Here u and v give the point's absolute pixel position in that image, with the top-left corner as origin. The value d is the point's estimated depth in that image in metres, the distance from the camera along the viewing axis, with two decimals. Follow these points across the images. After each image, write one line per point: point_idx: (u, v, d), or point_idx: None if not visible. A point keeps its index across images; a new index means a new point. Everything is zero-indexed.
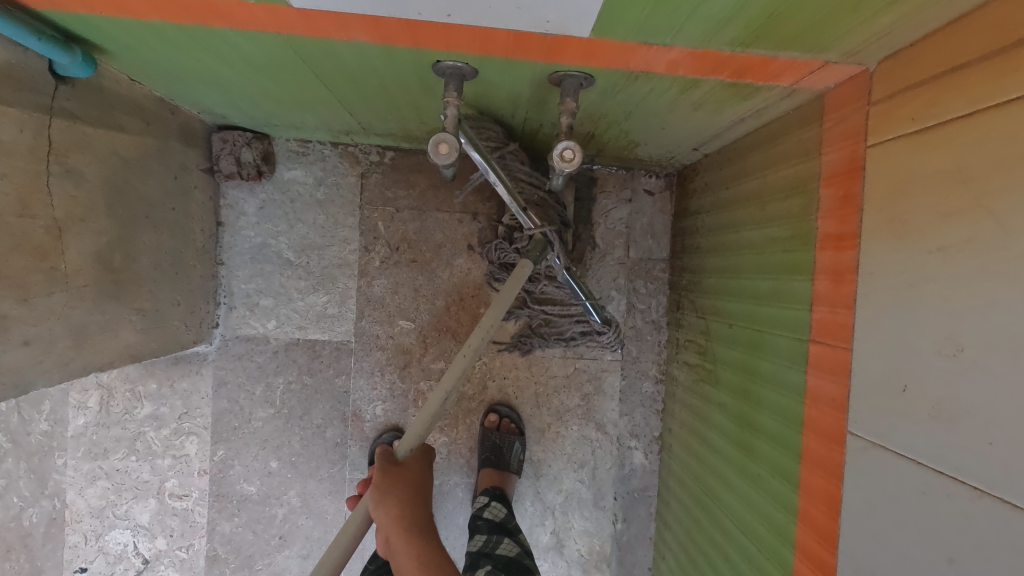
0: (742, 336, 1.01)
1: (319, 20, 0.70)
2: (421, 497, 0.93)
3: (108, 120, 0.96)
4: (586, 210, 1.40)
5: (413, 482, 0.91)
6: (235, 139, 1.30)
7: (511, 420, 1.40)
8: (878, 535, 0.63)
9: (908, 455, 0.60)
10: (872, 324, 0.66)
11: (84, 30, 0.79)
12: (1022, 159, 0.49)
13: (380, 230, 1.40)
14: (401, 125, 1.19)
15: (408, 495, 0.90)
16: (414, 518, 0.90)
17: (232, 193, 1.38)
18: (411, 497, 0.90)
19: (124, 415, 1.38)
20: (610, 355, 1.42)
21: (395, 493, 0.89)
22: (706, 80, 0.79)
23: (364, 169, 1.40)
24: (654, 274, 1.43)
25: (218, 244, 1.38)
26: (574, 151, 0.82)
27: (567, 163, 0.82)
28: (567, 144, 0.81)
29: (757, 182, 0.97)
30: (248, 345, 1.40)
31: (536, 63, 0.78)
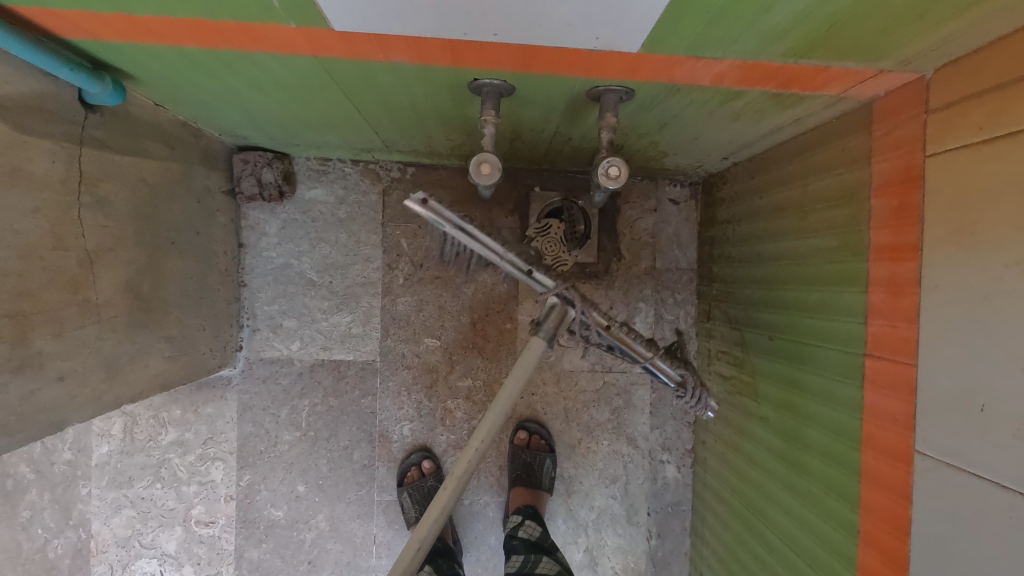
0: (785, 348, 0.99)
1: (359, 42, 0.68)
2: None
3: (135, 146, 0.94)
4: (610, 221, 1.39)
5: None
6: (256, 159, 1.30)
7: (541, 437, 1.38)
8: (959, 559, 0.61)
9: (987, 477, 0.58)
10: (940, 339, 0.64)
11: (115, 58, 0.78)
12: None
13: (402, 247, 1.38)
14: (426, 142, 1.18)
15: None
16: None
17: (253, 214, 1.36)
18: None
19: (148, 442, 1.36)
20: (639, 368, 1.40)
21: None
22: (749, 91, 0.77)
23: (385, 185, 1.39)
24: (682, 284, 1.41)
25: (240, 266, 1.36)
26: (619, 167, 0.80)
27: (611, 179, 0.81)
28: (612, 160, 0.79)
29: (796, 191, 0.95)
30: (272, 367, 1.38)
31: (576, 78, 0.77)
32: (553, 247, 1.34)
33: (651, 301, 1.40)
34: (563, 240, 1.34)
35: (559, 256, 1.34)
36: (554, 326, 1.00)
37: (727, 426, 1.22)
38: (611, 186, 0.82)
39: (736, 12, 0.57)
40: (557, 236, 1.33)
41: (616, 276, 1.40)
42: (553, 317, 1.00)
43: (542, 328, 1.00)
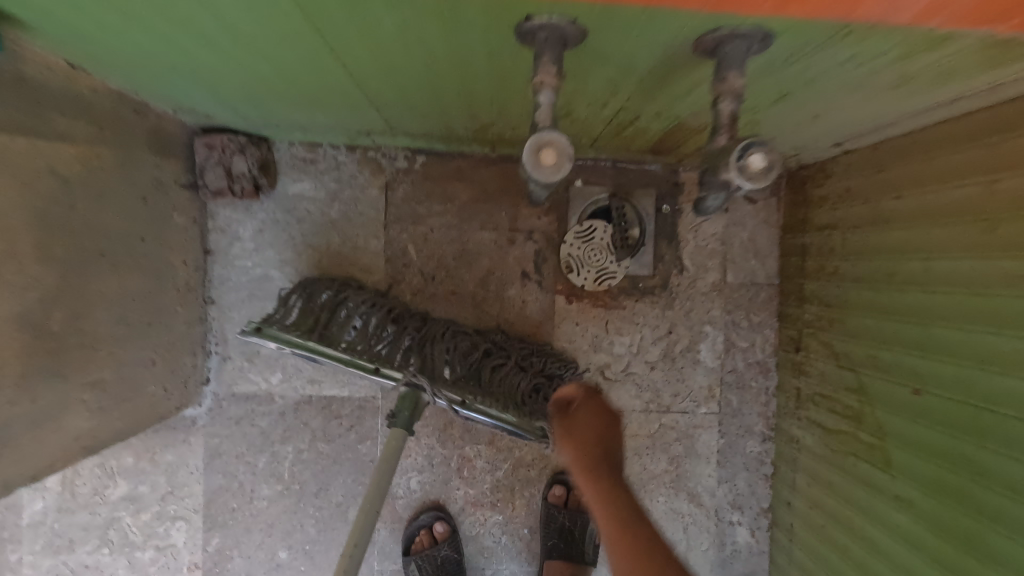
0: (943, 410, 0.71)
1: None
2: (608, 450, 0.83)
3: (36, 124, 0.66)
4: (669, 224, 1.11)
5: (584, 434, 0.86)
6: (223, 144, 1.01)
7: (581, 493, 1.12)
8: None
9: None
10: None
11: None
12: None
13: (410, 256, 1.11)
14: (442, 120, 0.90)
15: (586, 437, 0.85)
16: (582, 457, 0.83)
17: (222, 213, 1.09)
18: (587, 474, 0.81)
19: (92, 497, 1.10)
20: (704, 408, 1.13)
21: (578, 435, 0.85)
22: (964, 37, 0.49)
23: (388, 177, 1.11)
24: (758, 303, 1.12)
25: (207, 279, 1.09)
26: (762, 156, 0.55)
27: (755, 175, 0.55)
28: (756, 147, 0.54)
29: (967, 191, 0.67)
30: (246, 405, 1.11)
31: (692, 15, 0.48)
32: (598, 254, 1.09)
33: (719, 324, 1.13)
34: (610, 245, 1.09)
35: (603, 266, 1.09)
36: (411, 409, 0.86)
37: (825, 492, 0.95)
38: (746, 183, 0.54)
39: None
40: (602, 241, 1.09)
41: (676, 293, 1.12)
42: (407, 405, 0.84)
43: (397, 418, 0.84)
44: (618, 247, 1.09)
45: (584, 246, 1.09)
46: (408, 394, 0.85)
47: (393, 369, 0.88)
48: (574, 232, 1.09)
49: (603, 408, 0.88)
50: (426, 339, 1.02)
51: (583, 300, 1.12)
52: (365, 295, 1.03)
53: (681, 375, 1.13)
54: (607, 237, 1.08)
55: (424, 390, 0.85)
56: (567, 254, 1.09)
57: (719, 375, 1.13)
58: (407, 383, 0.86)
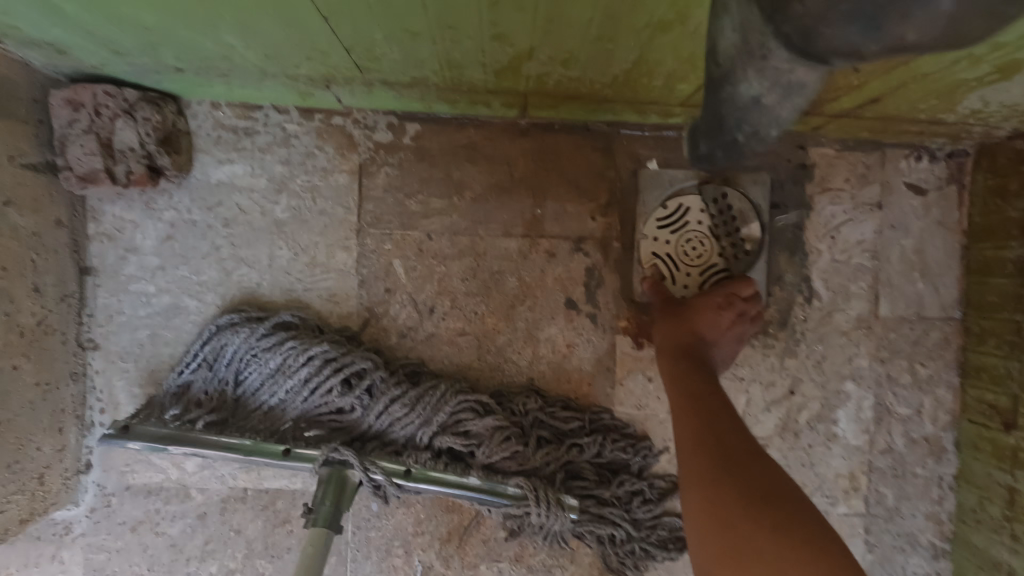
0: None
1: None
2: (701, 384, 0.60)
3: None
4: (792, 228, 0.73)
5: (673, 345, 0.64)
6: (98, 103, 0.64)
7: None
8: None
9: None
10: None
11: None
12: None
13: (397, 276, 0.73)
14: (446, 44, 0.52)
15: (680, 344, 0.64)
16: (683, 374, 0.61)
17: (108, 212, 0.71)
18: (670, 355, 0.64)
19: None
20: (843, 508, 0.75)
21: (669, 339, 0.65)
22: None
23: (362, 158, 0.73)
24: (930, 349, 0.73)
25: (86, 312, 0.71)
26: None
27: None
28: None
29: None
30: (147, 504, 0.73)
31: None
32: (699, 246, 0.72)
33: (868, 380, 0.74)
34: (711, 232, 0.72)
35: (708, 262, 0.72)
36: (328, 497, 0.61)
37: None
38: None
39: None
40: (703, 227, 0.72)
41: (802, 334, 0.73)
42: (330, 492, 0.61)
43: (316, 512, 0.60)
44: (725, 239, 0.71)
45: (675, 236, 0.72)
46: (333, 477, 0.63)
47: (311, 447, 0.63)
48: (661, 218, 0.71)
49: (725, 303, 0.67)
50: (392, 415, 0.67)
51: None
52: (302, 344, 0.67)
53: (807, 458, 0.74)
54: (711, 222, 0.71)
55: (352, 467, 0.63)
56: (650, 253, 0.72)
57: (866, 458, 0.74)
58: (326, 462, 0.62)
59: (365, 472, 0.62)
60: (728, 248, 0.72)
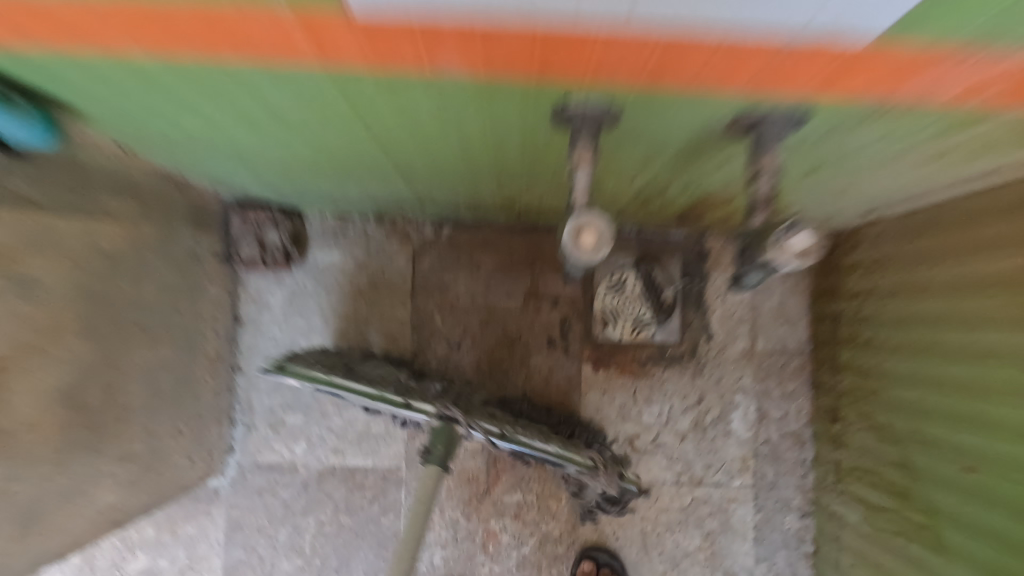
0: (1000, 492, 0.67)
1: (391, 45, 0.41)
2: None
3: (90, 208, 0.70)
4: (695, 291, 1.11)
5: None
6: (259, 218, 1.05)
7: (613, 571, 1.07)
8: None
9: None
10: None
11: (43, 85, 0.53)
12: None
13: (437, 324, 1.12)
14: (471, 193, 0.93)
15: None
16: None
17: (253, 283, 1.11)
18: None
19: (112, 570, 1.08)
20: (738, 481, 1.09)
21: None
22: (999, 117, 0.48)
23: (415, 248, 1.12)
24: (792, 372, 1.10)
25: (237, 347, 1.10)
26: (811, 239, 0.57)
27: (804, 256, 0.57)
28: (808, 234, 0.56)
29: (1010, 263, 0.65)
30: (269, 475, 1.09)
31: (732, 100, 0.48)
32: (632, 303, 1.09)
33: (751, 393, 1.10)
34: (643, 294, 1.09)
35: (637, 314, 1.09)
36: (443, 448, 0.84)
37: None
38: (787, 267, 0.59)
39: None
40: (633, 292, 1.09)
41: (705, 362, 1.10)
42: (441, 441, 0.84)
43: (432, 453, 0.83)
44: (652, 297, 1.09)
45: (619, 296, 1.09)
46: (441, 428, 0.85)
47: (426, 403, 0.87)
48: (607, 286, 1.09)
49: None
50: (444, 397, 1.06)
51: (610, 368, 1.10)
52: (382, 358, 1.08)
53: (712, 446, 1.10)
54: (639, 289, 1.09)
55: (457, 423, 0.85)
56: (602, 306, 1.09)
57: (752, 447, 1.09)
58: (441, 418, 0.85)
59: (468, 429, 0.85)
60: (653, 305, 1.09)
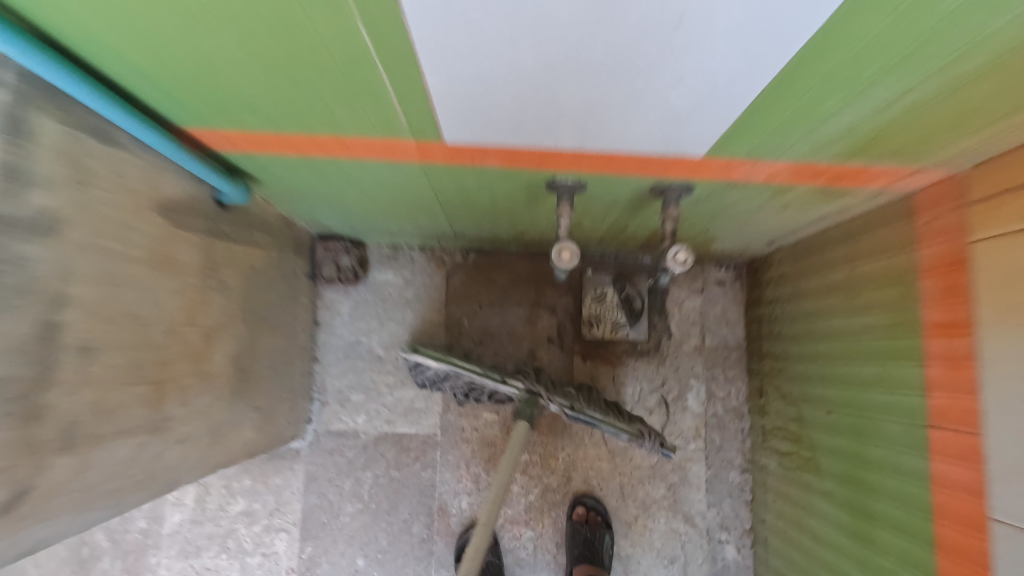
0: (844, 423, 1.02)
1: (462, 153, 0.82)
2: None
3: (249, 238, 1.08)
4: (659, 301, 1.47)
5: None
6: (336, 248, 1.43)
7: (597, 513, 1.38)
8: None
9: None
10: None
11: (250, 166, 0.92)
12: None
13: (464, 325, 1.48)
14: (492, 229, 1.31)
15: None
16: None
17: (328, 295, 1.48)
18: None
19: (218, 511, 1.43)
20: (693, 445, 1.43)
21: None
22: (798, 187, 0.86)
23: (448, 269, 1.50)
24: (733, 362, 1.45)
25: (315, 343, 1.47)
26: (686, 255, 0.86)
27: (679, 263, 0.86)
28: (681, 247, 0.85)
29: (842, 273, 1.02)
30: (338, 439, 1.44)
31: (645, 178, 0.85)
32: (607, 310, 1.43)
33: (702, 378, 1.45)
34: (618, 302, 1.43)
35: (613, 319, 1.43)
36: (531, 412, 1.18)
37: (788, 504, 1.22)
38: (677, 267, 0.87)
39: (792, 128, 0.65)
40: (612, 302, 1.43)
41: (667, 354, 1.45)
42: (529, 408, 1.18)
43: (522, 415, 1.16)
44: (624, 306, 1.43)
45: (600, 304, 1.44)
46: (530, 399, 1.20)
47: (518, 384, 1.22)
48: (590, 298, 1.44)
49: None
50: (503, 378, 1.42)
51: (595, 359, 1.46)
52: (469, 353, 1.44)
53: (673, 419, 1.44)
54: (616, 299, 1.43)
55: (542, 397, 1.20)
56: (589, 311, 1.44)
57: (704, 418, 1.44)
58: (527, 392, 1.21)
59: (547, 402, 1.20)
60: (625, 312, 1.43)
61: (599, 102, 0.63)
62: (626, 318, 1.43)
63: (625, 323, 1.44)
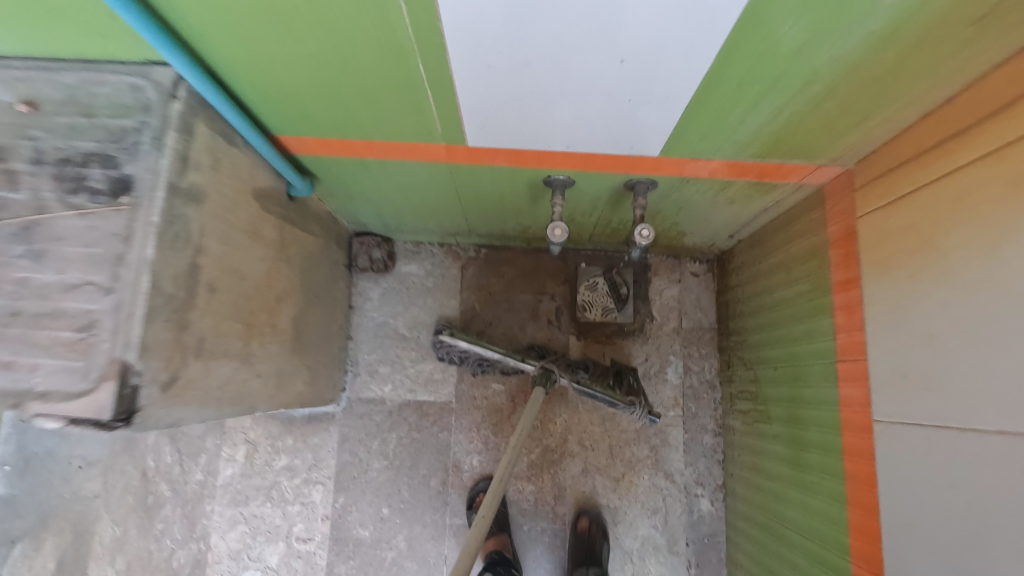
0: (785, 374, 1.26)
1: (480, 154, 1.09)
2: None
3: (306, 226, 1.35)
4: (643, 289, 1.72)
5: None
6: (370, 242, 1.70)
7: (598, 526, 1.57)
8: (910, 479, 0.85)
9: (926, 422, 0.81)
10: (891, 335, 0.90)
11: (315, 165, 1.20)
12: (951, 214, 0.77)
13: (476, 309, 1.74)
14: (502, 225, 1.57)
15: None
16: None
17: (361, 283, 1.75)
18: None
19: (264, 466, 1.66)
20: (673, 412, 1.66)
21: None
22: (736, 182, 1.12)
23: (463, 262, 1.76)
24: (706, 341, 1.69)
25: (350, 324, 1.72)
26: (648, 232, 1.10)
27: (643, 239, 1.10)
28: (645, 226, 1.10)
29: (782, 254, 1.27)
30: (368, 405, 1.69)
31: (619, 174, 1.12)
32: (598, 297, 1.69)
33: (680, 355, 1.69)
34: (607, 291, 1.69)
35: (604, 305, 1.69)
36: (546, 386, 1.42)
37: (750, 454, 1.45)
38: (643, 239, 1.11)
39: (716, 131, 0.92)
40: (602, 290, 1.69)
41: (650, 334, 1.70)
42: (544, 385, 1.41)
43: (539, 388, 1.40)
44: (613, 293, 1.69)
45: (592, 292, 1.70)
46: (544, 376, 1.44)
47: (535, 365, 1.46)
48: (583, 288, 1.70)
49: None
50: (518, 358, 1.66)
51: (588, 338, 1.70)
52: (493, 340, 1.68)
53: (655, 390, 1.67)
54: (606, 288, 1.69)
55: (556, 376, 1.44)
56: (583, 298, 1.70)
57: (681, 390, 1.67)
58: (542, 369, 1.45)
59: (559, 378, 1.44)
60: (614, 299, 1.69)
61: (578, 113, 0.90)
62: (614, 304, 1.69)
63: (615, 308, 1.69)
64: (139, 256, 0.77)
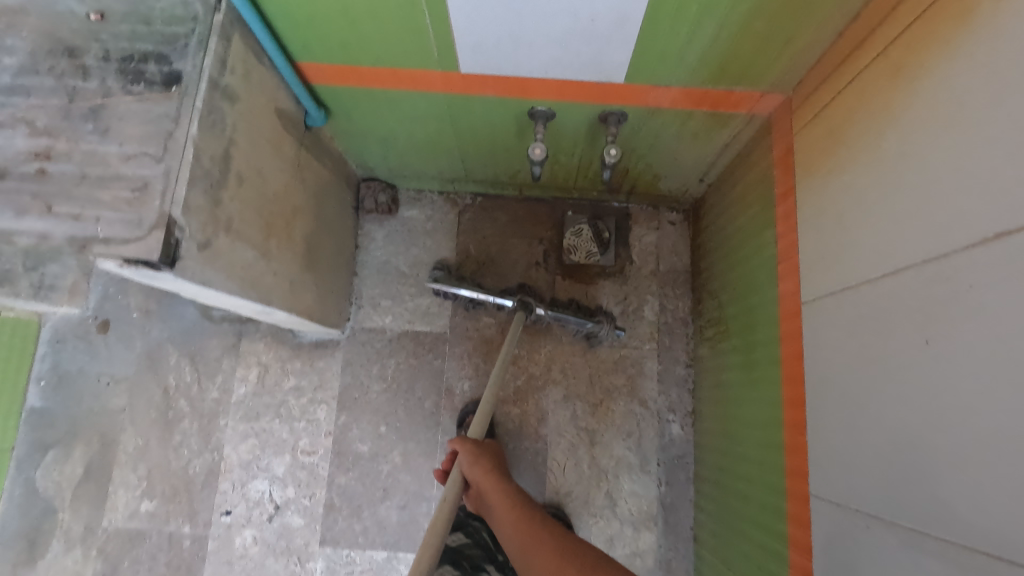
0: (740, 291, 1.42)
1: (472, 82, 1.26)
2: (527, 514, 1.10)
3: (319, 156, 1.52)
4: (624, 236, 1.88)
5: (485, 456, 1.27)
6: (375, 187, 1.86)
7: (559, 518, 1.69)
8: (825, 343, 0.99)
9: (834, 289, 0.97)
10: (813, 226, 1.05)
11: (329, 96, 1.37)
12: (855, 111, 0.93)
13: (471, 250, 1.90)
14: (496, 170, 1.74)
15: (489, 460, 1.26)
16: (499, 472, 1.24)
17: (367, 225, 1.92)
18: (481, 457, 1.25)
19: (274, 385, 1.83)
20: (648, 346, 1.82)
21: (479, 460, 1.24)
22: (696, 113, 1.28)
23: (460, 208, 1.93)
24: (680, 283, 1.85)
25: (355, 261, 1.89)
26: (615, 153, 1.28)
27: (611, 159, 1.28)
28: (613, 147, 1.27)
29: (739, 186, 1.43)
30: (370, 333, 1.85)
31: (593, 104, 1.29)
32: (580, 241, 1.81)
33: (656, 295, 1.85)
34: (590, 235, 1.80)
35: (587, 249, 1.81)
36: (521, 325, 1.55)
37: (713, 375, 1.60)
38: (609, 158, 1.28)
39: (669, 55, 1.09)
40: (586, 235, 1.80)
41: (630, 276, 1.86)
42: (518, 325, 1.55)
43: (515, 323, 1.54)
44: (593, 237, 1.80)
45: (577, 237, 1.81)
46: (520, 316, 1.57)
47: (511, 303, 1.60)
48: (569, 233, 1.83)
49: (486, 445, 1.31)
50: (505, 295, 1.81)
51: (573, 278, 1.86)
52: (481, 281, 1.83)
53: (633, 325, 1.83)
54: (590, 234, 1.80)
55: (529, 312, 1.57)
56: (569, 241, 1.82)
57: (657, 326, 1.83)
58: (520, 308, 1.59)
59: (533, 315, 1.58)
60: (597, 243, 1.81)
61: (552, 38, 1.07)
62: (597, 249, 1.81)
63: (597, 253, 1.82)
64: (186, 133, 0.95)
